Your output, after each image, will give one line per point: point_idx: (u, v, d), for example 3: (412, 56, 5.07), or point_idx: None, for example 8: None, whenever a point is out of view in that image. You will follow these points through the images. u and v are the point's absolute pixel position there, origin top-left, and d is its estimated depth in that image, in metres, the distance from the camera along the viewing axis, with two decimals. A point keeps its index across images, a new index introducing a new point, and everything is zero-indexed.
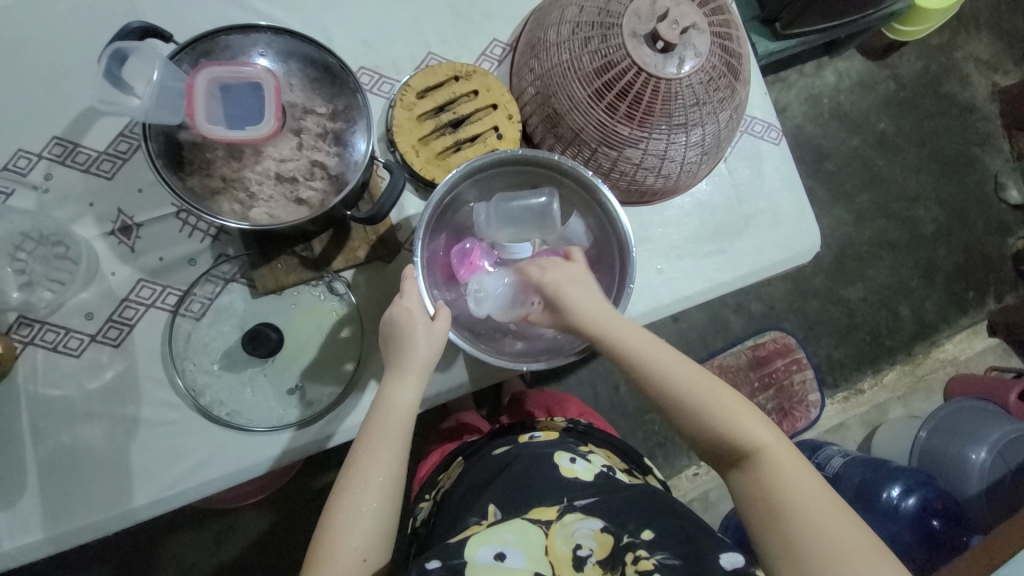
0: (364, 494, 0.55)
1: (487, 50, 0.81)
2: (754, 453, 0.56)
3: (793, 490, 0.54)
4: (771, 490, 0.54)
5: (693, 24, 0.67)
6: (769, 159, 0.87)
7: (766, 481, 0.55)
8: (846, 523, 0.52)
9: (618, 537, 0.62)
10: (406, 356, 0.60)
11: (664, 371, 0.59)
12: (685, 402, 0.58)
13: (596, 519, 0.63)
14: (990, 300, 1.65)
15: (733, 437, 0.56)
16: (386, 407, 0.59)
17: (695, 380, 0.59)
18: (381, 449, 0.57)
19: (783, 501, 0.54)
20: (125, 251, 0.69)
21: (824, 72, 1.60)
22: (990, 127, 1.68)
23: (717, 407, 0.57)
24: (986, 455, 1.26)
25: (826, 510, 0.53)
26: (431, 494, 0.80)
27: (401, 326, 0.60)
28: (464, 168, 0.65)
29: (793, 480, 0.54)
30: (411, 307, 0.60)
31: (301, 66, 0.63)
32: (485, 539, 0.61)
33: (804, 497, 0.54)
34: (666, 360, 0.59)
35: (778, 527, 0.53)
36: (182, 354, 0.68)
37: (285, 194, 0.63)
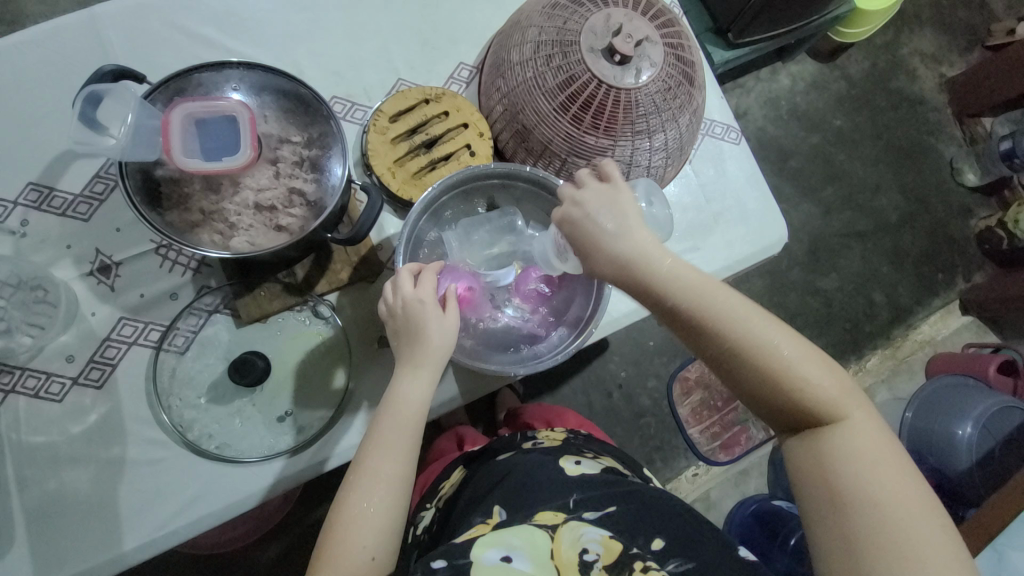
0: (377, 492, 0.55)
1: (455, 74, 0.85)
2: (831, 423, 0.50)
3: (867, 466, 0.48)
4: (842, 465, 0.49)
5: (646, 38, 0.71)
6: (732, 159, 0.91)
7: (839, 457, 0.49)
8: (924, 513, 0.46)
9: (627, 546, 0.60)
10: (420, 351, 0.59)
11: (738, 331, 0.50)
12: (764, 361, 0.50)
13: (604, 526, 0.62)
14: (959, 280, 1.72)
15: (811, 405, 0.50)
16: (398, 402, 0.58)
17: (779, 338, 0.51)
18: (392, 445, 0.57)
19: (854, 481, 0.48)
20: (105, 290, 0.69)
21: (779, 76, 1.69)
22: (939, 117, 1.78)
23: (795, 371, 0.50)
24: (973, 430, 1.28)
25: (905, 497, 0.47)
26: (433, 502, 0.80)
27: (414, 320, 0.59)
28: (436, 188, 0.68)
29: (873, 459, 0.49)
30: (425, 298, 0.60)
31: (274, 98, 0.65)
32: (492, 542, 0.61)
33: (882, 478, 0.48)
34: (744, 313, 0.51)
35: (844, 510, 0.47)
36: (167, 390, 0.67)
37: (265, 222, 0.65)
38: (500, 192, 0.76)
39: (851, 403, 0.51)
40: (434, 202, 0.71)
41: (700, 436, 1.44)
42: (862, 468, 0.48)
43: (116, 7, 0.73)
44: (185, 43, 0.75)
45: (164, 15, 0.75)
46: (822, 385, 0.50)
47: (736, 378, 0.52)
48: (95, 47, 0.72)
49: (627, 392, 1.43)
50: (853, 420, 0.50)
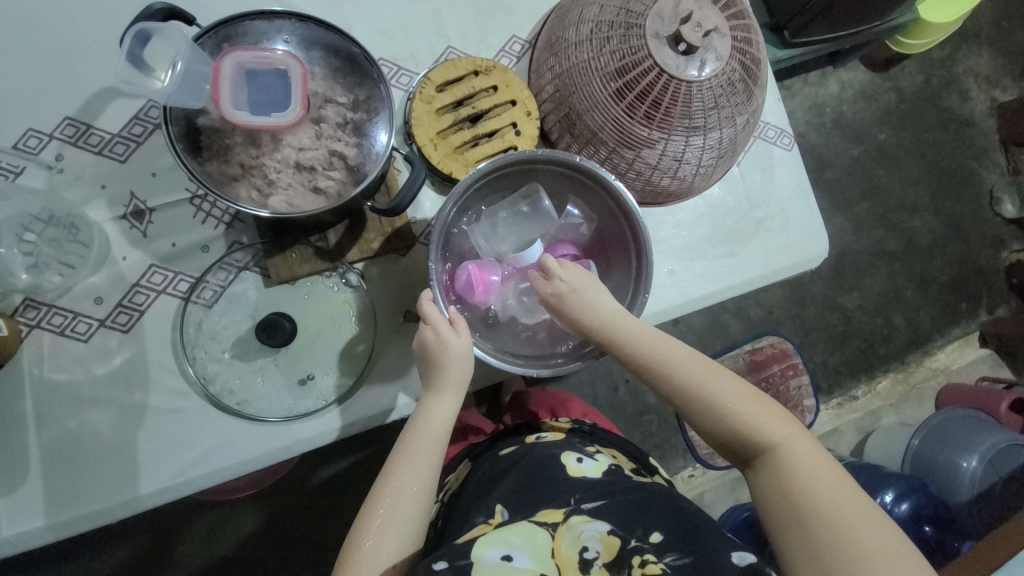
0: (397, 514, 0.56)
1: (506, 46, 0.81)
2: (773, 448, 0.55)
3: (813, 484, 0.53)
4: (789, 484, 0.53)
5: (715, 28, 0.68)
6: (781, 166, 0.87)
7: (786, 479, 0.54)
8: (867, 519, 0.50)
9: (624, 541, 0.61)
10: (441, 377, 0.61)
11: (678, 369, 0.59)
12: (699, 399, 0.58)
13: (602, 522, 0.62)
14: (982, 311, 1.68)
15: (753, 437, 0.56)
16: (423, 419, 0.61)
17: (711, 374, 0.58)
18: (413, 468, 0.58)
19: (806, 504, 0.52)
20: (137, 235, 0.68)
21: (828, 82, 1.62)
22: (986, 142, 1.71)
23: (732, 404, 0.57)
24: (977, 463, 1.28)
25: (844, 507, 0.51)
26: (439, 496, 0.79)
27: (434, 348, 0.61)
28: (476, 172, 0.65)
29: (814, 476, 0.53)
30: (438, 328, 0.60)
31: (324, 54, 0.63)
32: (493, 540, 0.60)
33: (824, 493, 0.52)
34: (676, 354, 0.59)
35: (797, 527, 0.52)
36: (192, 341, 0.67)
37: (304, 183, 0.63)
38: (541, 177, 0.73)
39: (786, 426, 0.56)
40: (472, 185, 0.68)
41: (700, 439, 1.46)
42: (809, 487, 0.53)
43: None
44: None
45: None
46: (754, 415, 0.56)
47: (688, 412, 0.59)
48: None
49: (633, 388, 1.43)
50: (792, 441, 0.55)
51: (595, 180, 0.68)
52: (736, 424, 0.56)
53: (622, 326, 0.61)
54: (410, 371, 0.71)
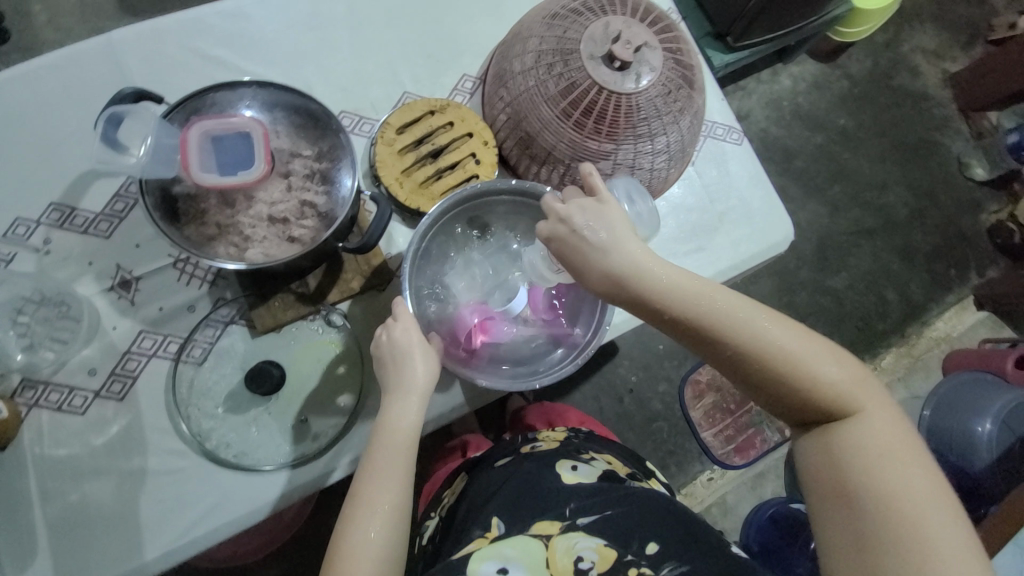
0: (372, 522, 0.56)
1: (459, 85, 0.87)
2: (842, 420, 0.52)
3: (880, 468, 0.50)
4: (851, 464, 0.51)
5: (645, 43, 0.73)
6: (735, 160, 0.91)
7: (846, 448, 0.51)
8: (936, 510, 0.48)
9: (621, 554, 0.62)
10: (406, 379, 0.63)
11: (748, 329, 0.53)
12: (768, 361, 0.52)
13: (598, 535, 0.64)
14: (973, 275, 1.69)
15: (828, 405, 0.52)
16: (387, 424, 0.61)
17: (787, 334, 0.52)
18: (385, 473, 0.59)
19: (868, 486, 0.49)
20: (125, 304, 0.71)
21: (780, 78, 1.70)
22: (944, 112, 1.77)
23: (808, 370, 0.52)
24: (992, 426, 1.27)
25: (918, 492, 0.48)
26: (436, 512, 0.81)
27: (397, 348, 0.64)
28: (441, 207, 0.71)
29: (884, 459, 0.50)
30: (408, 328, 0.64)
31: (286, 114, 0.68)
32: (489, 554, 0.64)
33: (899, 476, 0.49)
34: (746, 312, 0.53)
35: (851, 506, 0.50)
36: (186, 400, 0.69)
37: (278, 234, 0.67)
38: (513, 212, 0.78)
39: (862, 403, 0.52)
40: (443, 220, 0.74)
41: (714, 439, 1.43)
42: (877, 471, 0.50)
43: (132, 33, 0.76)
44: (200, 66, 0.79)
45: (179, 39, 0.78)
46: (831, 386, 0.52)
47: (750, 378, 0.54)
48: (113, 72, 0.75)
49: (638, 397, 1.43)
50: (865, 415, 0.52)
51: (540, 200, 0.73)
52: (809, 393, 0.52)
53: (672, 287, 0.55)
54: None
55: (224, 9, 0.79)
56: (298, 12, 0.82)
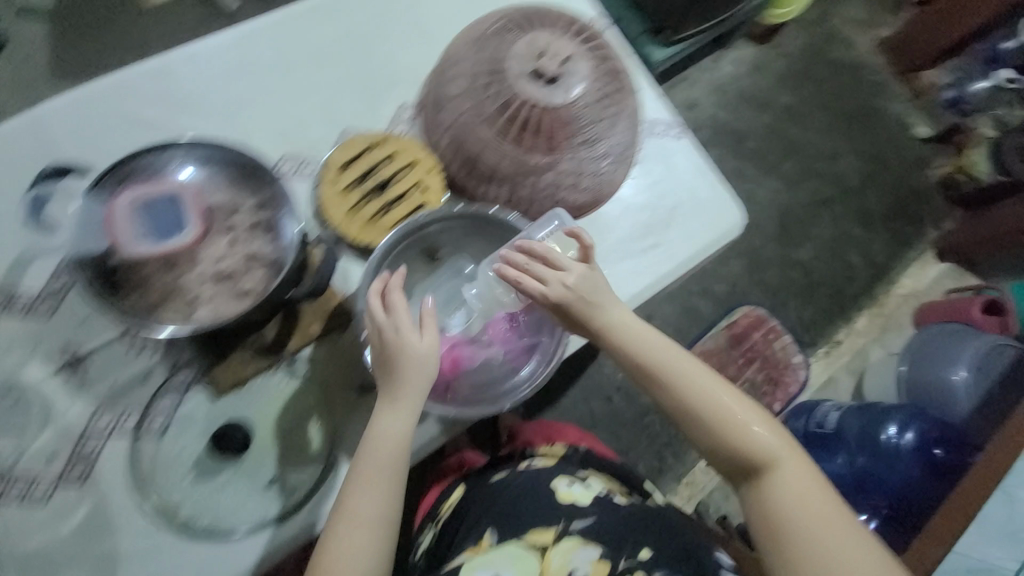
0: (357, 533, 0.57)
1: (397, 115, 0.86)
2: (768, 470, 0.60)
3: (799, 508, 0.58)
4: (772, 506, 0.59)
5: (571, 55, 0.75)
6: (679, 154, 0.93)
7: (772, 494, 0.60)
8: (840, 535, 0.57)
9: (614, 563, 0.69)
10: (401, 383, 0.62)
11: (683, 383, 0.63)
12: (713, 419, 0.62)
13: (592, 547, 0.70)
14: (930, 230, 1.75)
15: (750, 451, 0.61)
16: (377, 433, 0.61)
17: (722, 392, 0.63)
18: (374, 484, 0.59)
19: (794, 521, 0.58)
20: (77, 384, 0.68)
21: (721, 64, 1.76)
22: (881, 78, 1.83)
23: (739, 423, 0.61)
24: (966, 373, 1.32)
25: (827, 520, 0.58)
26: (433, 522, 0.83)
27: (394, 347, 0.62)
28: (390, 240, 0.73)
29: (796, 498, 0.59)
30: (398, 326, 0.62)
31: (218, 169, 0.67)
32: (485, 563, 0.70)
33: (809, 510, 0.58)
34: (686, 369, 0.63)
35: (775, 535, 0.58)
36: (152, 474, 0.67)
37: (226, 292, 0.65)
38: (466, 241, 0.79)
39: (784, 450, 0.61)
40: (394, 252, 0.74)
41: None
42: (795, 513, 0.58)
43: (53, 105, 0.74)
44: (129, 129, 0.77)
45: (105, 106, 0.76)
46: (758, 432, 0.61)
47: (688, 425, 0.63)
48: (38, 147, 0.73)
49: (627, 393, 1.43)
50: (787, 464, 0.60)
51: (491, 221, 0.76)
52: (740, 443, 0.61)
53: (639, 350, 0.64)
54: None
55: (148, 69, 0.78)
56: (226, 62, 0.81)
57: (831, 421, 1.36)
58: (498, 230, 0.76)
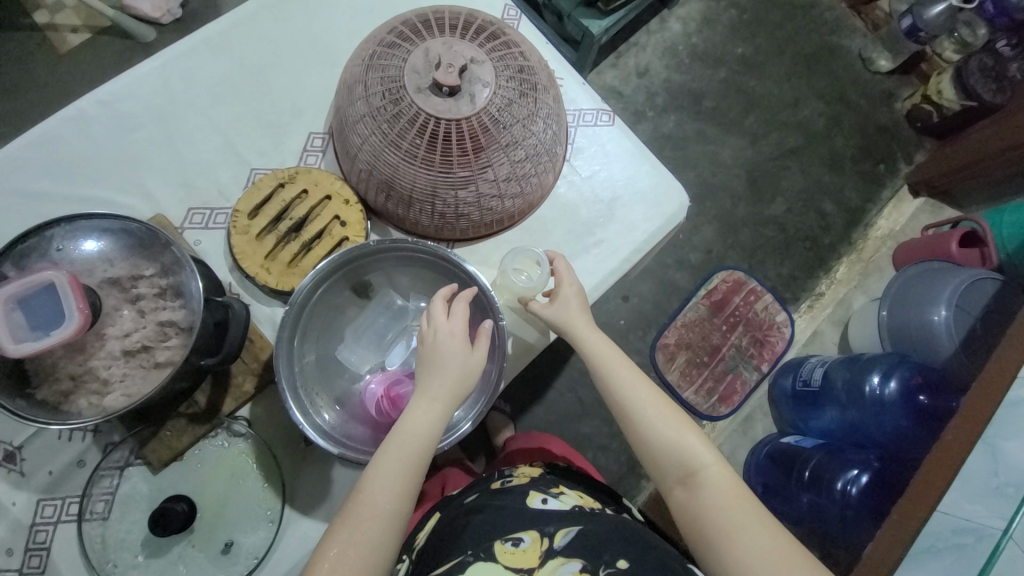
0: (368, 525, 0.56)
1: (308, 145, 0.82)
2: (700, 477, 0.61)
3: (727, 514, 0.59)
4: (700, 512, 0.60)
5: (471, 60, 0.70)
6: (611, 142, 0.89)
7: (705, 503, 0.60)
8: (768, 549, 0.56)
9: (595, 572, 0.65)
10: (439, 378, 0.63)
11: (625, 387, 0.67)
12: (648, 422, 0.65)
13: (574, 560, 0.66)
14: (902, 165, 1.71)
15: (682, 455, 0.63)
16: (406, 428, 0.61)
17: (656, 399, 0.66)
18: (392, 480, 0.59)
19: (717, 528, 0.58)
20: (12, 478, 0.66)
21: (669, 24, 1.69)
22: (836, 14, 1.76)
23: (672, 429, 0.64)
24: (946, 312, 1.27)
25: (757, 531, 0.57)
26: (408, 554, 0.76)
27: (444, 346, 0.64)
28: (305, 285, 0.67)
29: (724, 508, 0.59)
30: (454, 328, 0.65)
31: (113, 239, 0.64)
32: None
33: (737, 519, 0.58)
34: (625, 377, 0.67)
35: (701, 539, 0.59)
36: (102, 559, 0.65)
37: (141, 366, 0.63)
38: (396, 270, 0.76)
39: (715, 459, 0.63)
40: (314, 296, 0.70)
41: (696, 396, 1.51)
42: (721, 520, 0.58)
43: None
44: (25, 203, 0.73)
45: None
46: (688, 438, 0.64)
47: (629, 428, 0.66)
48: None
49: None
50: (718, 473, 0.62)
51: (419, 251, 0.72)
52: (670, 445, 0.63)
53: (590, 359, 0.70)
54: (329, 492, 0.70)
55: (33, 137, 0.74)
56: (117, 116, 0.77)
57: (817, 377, 1.37)
58: (424, 255, 0.73)
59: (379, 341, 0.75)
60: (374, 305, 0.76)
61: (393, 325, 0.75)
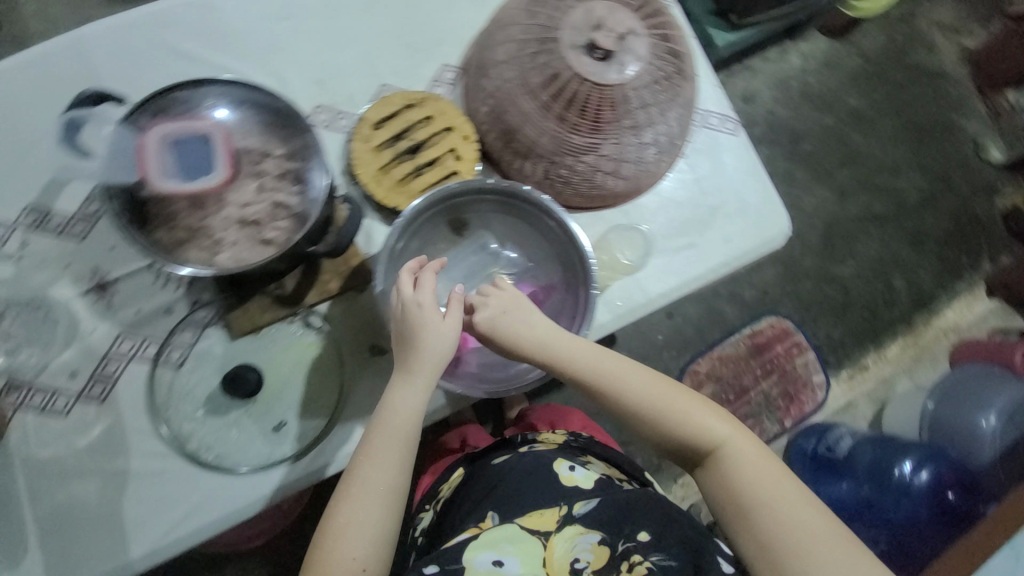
0: (363, 506, 0.57)
1: (439, 76, 0.83)
2: (720, 453, 0.60)
3: (761, 487, 0.58)
4: (735, 491, 0.58)
5: (631, 30, 0.69)
6: (729, 151, 0.87)
7: (735, 478, 0.59)
8: (803, 515, 0.56)
9: (613, 547, 0.65)
10: (419, 355, 0.61)
11: (626, 383, 0.62)
12: (654, 414, 0.61)
13: (594, 532, 0.66)
14: (985, 262, 1.63)
15: (695, 438, 0.60)
16: (392, 407, 0.61)
17: (659, 389, 0.62)
18: (382, 457, 0.59)
19: (756, 505, 0.57)
20: (103, 307, 0.71)
21: (788, 56, 1.63)
22: (961, 91, 1.69)
23: (680, 413, 0.61)
24: (995, 420, 1.24)
25: (789, 499, 0.57)
26: (432, 503, 0.83)
27: (416, 321, 0.61)
28: (416, 206, 0.69)
29: (755, 479, 0.58)
30: (423, 301, 0.62)
31: (254, 112, 0.66)
32: (486, 544, 0.66)
33: (769, 487, 0.58)
34: (623, 369, 0.62)
35: (745, 523, 0.57)
36: (165, 403, 0.69)
37: (250, 237, 0.65)
38: (496, 214, 0.77)
39: (728, 428, 0.61)
40: (419, 218, 0.72)
41: None
42: (757, 493, 0.57)
43: (102, 28, 0.74)
44: (171, 59, 0.76)
45: (148, 33, 0.76)
46: (701, 418, 0.61)
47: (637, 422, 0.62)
48: (84, 68, 0.73)
49: None
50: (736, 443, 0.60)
51: (520, 199, 0.72)
52: (682, 432, 0.61)
53: (579, 354, 0.63)
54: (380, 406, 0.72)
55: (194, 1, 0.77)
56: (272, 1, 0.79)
57: (842, 446, 1.33)
58: (522, 202, 0.73)
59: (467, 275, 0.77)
60: (471, 242, 0.78)
61: (482, 266, 0.78)
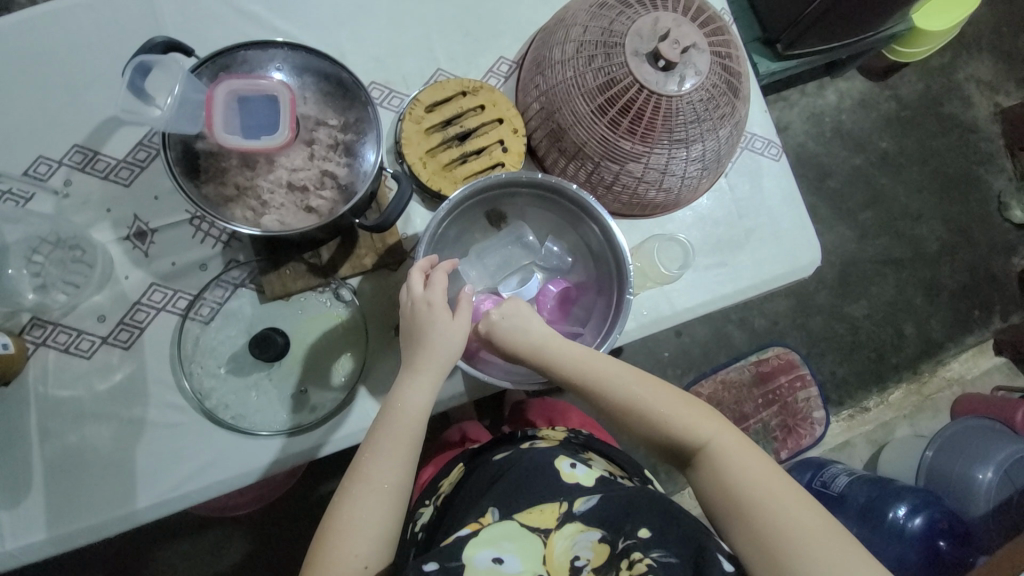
0: (365, 505, 0.56)
1: (494, 68, 0.84)
2: (707, 452, 0.60)
3: (751, 482, 0.58)
4: (726, 487, 0.58)
5: (693, 45, 0.70)
6: (769, 176, 0.88)
7: (724, 476, 0.59)
8: (791, 509, 0.56)
9: (614, 544, 0.62)
10: (427, 351, 0.61)
11: (613, 382, 0.63)
12: (641, 416, 0.62)
13: (594, 530, 0.64)
14: (995, 319, 1.64)
15: (681, 438, 0.61)
16: (397, 405, 0.60)
17: (643, 390, 0.63)
18: (386, 454, 0.58)
19: (747, 501, 0.57)
20: (139, 255, 0.71)
21: (825, 92, 1.63)
22: (991, 147, 1.69)
23: (663, 414, 0.62)
24: (992, 475, 1.24)
25: (779, 497, 0.57)
26: (431, 499, 0.79)
27: (425, 317, 0.61)
28: (461, 194, 0.68)
29: (742, 473, 0.58)
30: (433, 298, 0.61)
31: (314, 80, 0.67)
32: (484, 541, 0.63)
33: (759, 484, 0.58)
34: (608, 367, 0.63)
35: (739, 519, 0.57)
36: (189, 357, 0.69)
37: (295, 202, 0.66)
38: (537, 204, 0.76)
39: (714, 427, 0.61)
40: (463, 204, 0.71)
41: None
42: (747, 488, 0.57)
43: None
44: (233, 20, 0.77)
45: None
46: (686, 418, 0.61)
47: (625, 422, 0.63)
48: (145, 18, 0.74)
49: None
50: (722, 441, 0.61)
51: (563, 195, 0.71)
52: (667, 431, 0.61)
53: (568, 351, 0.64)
54: None
55: None
56: None
57: (838, 484, 1.32)
58: (563, 198, 0.72)
59: (501, 262, 0.78)
60: (508, 229, 0.78)
61: (517, 254, 0.78)
